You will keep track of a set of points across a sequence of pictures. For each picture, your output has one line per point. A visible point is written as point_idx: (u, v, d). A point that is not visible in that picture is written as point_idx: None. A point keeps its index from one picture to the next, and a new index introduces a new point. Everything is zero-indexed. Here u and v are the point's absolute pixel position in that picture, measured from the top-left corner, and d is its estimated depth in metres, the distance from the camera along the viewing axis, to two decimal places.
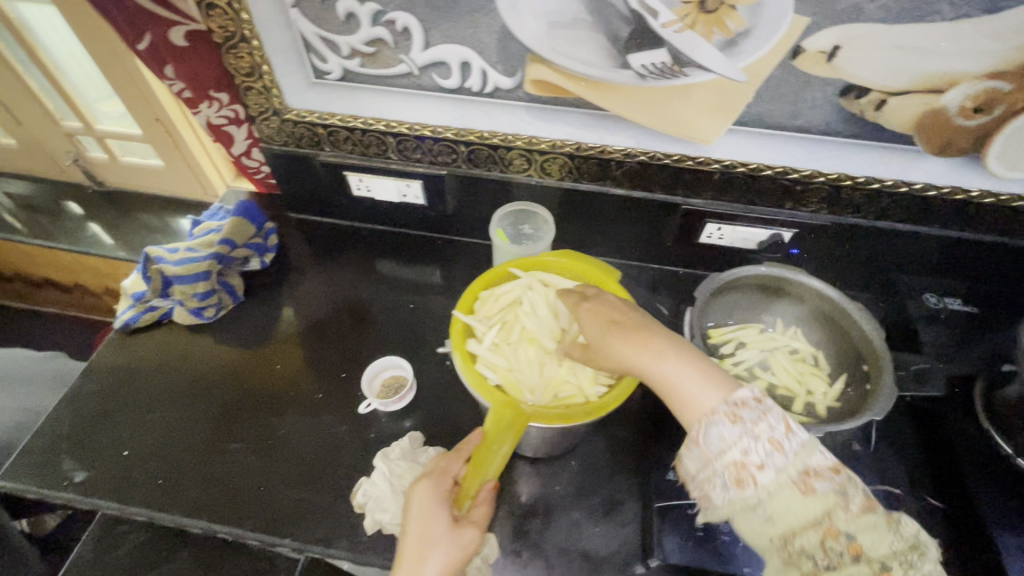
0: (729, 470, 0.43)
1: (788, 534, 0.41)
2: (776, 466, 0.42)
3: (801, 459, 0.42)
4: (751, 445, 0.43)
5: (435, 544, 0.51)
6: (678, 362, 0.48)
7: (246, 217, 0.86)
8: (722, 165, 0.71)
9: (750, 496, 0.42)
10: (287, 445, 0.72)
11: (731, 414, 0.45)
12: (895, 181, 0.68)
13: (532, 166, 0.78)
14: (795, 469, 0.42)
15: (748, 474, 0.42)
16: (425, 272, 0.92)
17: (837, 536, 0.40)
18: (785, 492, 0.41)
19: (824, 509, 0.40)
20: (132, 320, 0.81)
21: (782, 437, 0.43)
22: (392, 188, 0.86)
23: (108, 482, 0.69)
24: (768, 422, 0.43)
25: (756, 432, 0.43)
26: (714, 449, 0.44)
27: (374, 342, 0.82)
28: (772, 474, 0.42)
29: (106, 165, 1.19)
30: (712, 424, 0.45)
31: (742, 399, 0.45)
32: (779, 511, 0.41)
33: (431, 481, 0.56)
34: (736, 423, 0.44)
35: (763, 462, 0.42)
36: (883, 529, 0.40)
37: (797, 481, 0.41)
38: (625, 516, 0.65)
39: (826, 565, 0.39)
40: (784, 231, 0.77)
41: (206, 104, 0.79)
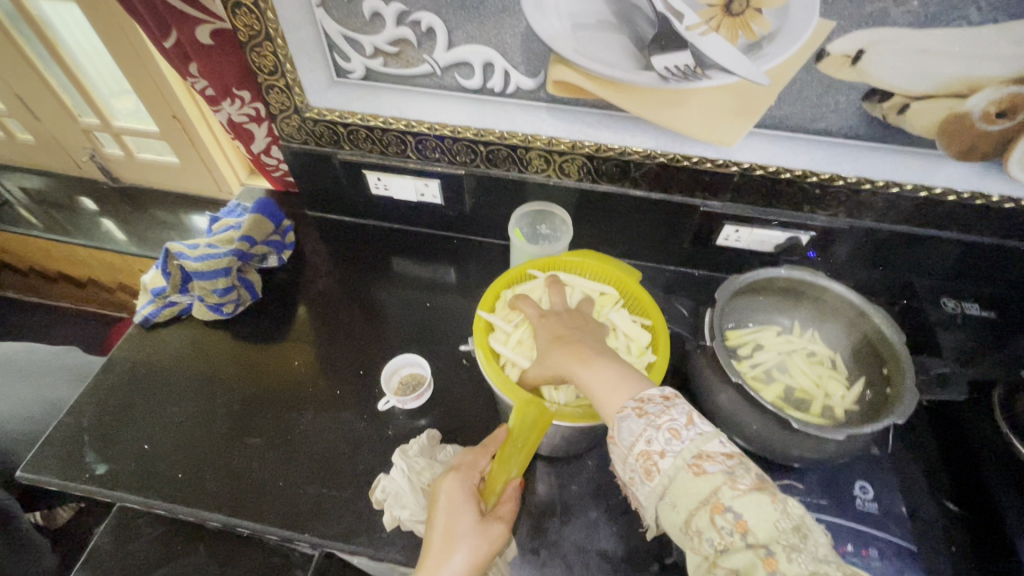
0: (639, 462, 0.45)
1: (688, 518, 0.42)
2: (675, 451, 0.44)
3: (697, 445, 0.44)
4: (654, 435, 0.45)
5: (461, 538, 0.52)
6: (601, 372, 0.53)
7: (265, 214, 0.86)
8: (741, 167, 0.71)
9: (657, 485, 0.44)
10: (306, 441, 0.72)
11: (638, 409, 0.48)
12: (915, 185, 0.68)
13: (551, 166, 0.78)
14: (689, 454, 0.43)
15: (653, 463, 0.44)
16: (441, 271, 0.92)
17: (724, 514, 0.40)
18: (681, 476, 0.43)
19: (711, 488, 0.41)
20: (152, 314, 0.82)
21: (681, 426, 0.45)
22: (410, 187, 0.86)
23: (129, 475, 0.69)
24: (668, 414, 0.46)
25: (657, 423, 0.46)
26: (625, 445, 0.47)
27: (390, 340, 0.83)
28: (670, 460, 0.44)
29: (122, 161, 1.20)
30: (621, 420, 0.48)
31: (650, 396, 0.49)
32: (679, 497, 0.43)
33: (459, 475, 0.56)
34: (642, 417, 0.47)
35: (663, 449, 0.44)
36: (768, 507, 0.40)
37: (692, 465, 0.43)
38: (642, 516, 0.65)
39: (722, 547, 0.40)
40: (802, 234, 0.77)
41: (228, 101, 0.79)
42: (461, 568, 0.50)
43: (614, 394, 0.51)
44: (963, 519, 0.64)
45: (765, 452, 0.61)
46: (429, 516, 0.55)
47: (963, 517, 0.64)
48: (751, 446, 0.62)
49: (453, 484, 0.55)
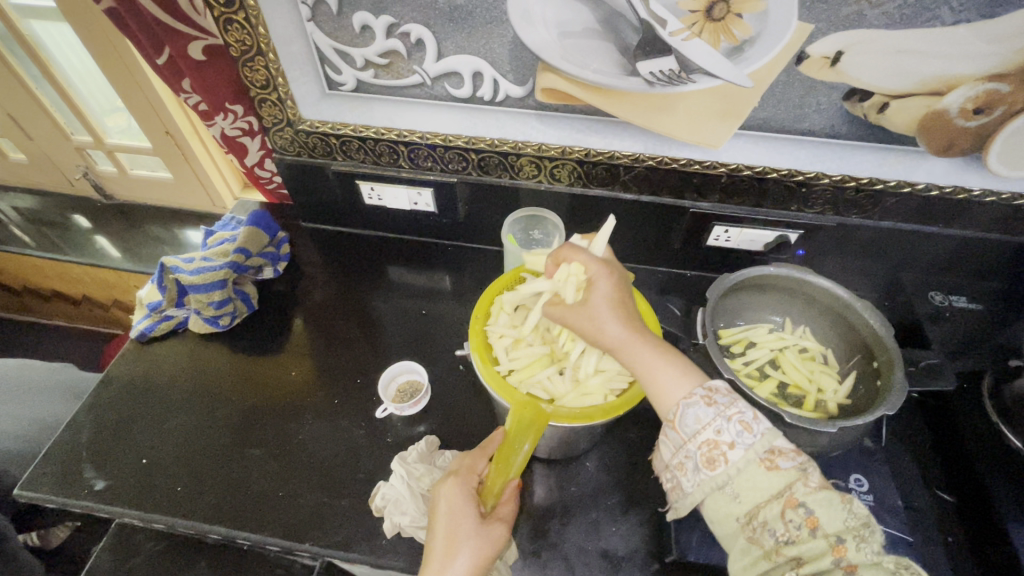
0: (702, 450, 0.47)
1: (753, 510, 0.45)
2: (746, 445, 0.46)
3: (768, 440, 0.46)
4: (724, 426, 0.47)
5: (464, 541, 0.52)
6: (664, 359, 0.52)
7: (260, 226, 0.87)
8: (728, 168, 0.72)
9: (718, 475, 0.46)
10: (305, 450, 0.72)
11: (706, 398, 0.48)
12: (899, 182, 0.70)
13: (542, 171, 0.79)
14: (761, 448, 0.46)
15: (720, 453, 0.46)
16: (436, 278, 0.93)
17: (795, 508, 0.44)
18: (751, 469, 0.45)
19: (785, 483, 0.45)
20: (148, 329, 0.82)
21: (751, 420, 0.47)
22: (403, 196, 0.87)
23: (129, 489, 0.69)
24: (739, 407, 0.47)
25: (728, 414, 0.47)
26: (687, 432, 0.48)
27: (386, 348, 0.83)
28: (741, 452, 0.46)
29: (116, 178, 1.21)
30: (689, 406, 0.48)
31: (715, 387, 0.50)
32: (745, 489, 0.45)
33: (458, 479, 0.57)
34: (711, 406, 0.48)
35: (733, 440, 0.46)
36: (838, 505, 0.44)
37: (763, 459, 0.46)
38: (642, 516, 0.65)
39: (786, 538, 0.44)
40: (789, 232, 0.78)
41: (221, 116, 0.80)
42: (465, 571, 0.51)
43: (678, 383, 0.50)
44: (957, 509, 0.65)
45: None
46: (429, 521, 0.55)
47: (956, 506, 0.65)
48: None
49: (454, 485, 0.56)
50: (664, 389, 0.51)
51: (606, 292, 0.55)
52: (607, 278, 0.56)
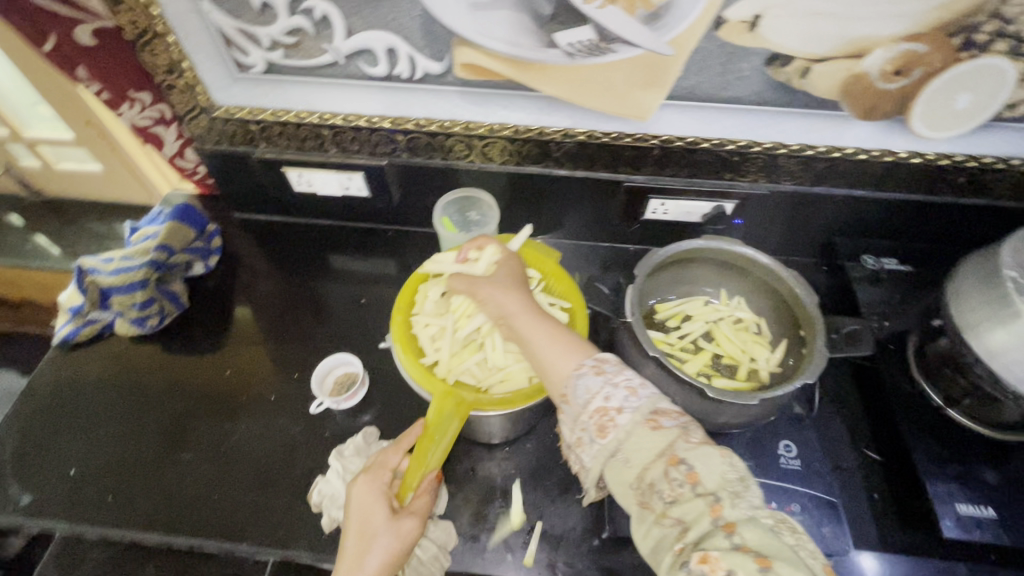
0: (594, 419, 0.46)
1: (641, 472, 0.43)
2: (633, 407, 0.45)
3: (653, 401, 0.45)
4: (612, 391, 0.46)
5: (376, 537, 0.52)
6: (556, 332, 0.53)
7: (185, 220, 0.82)
8: (659, 139, 0.71)
9: (610, 442, 0.45)
10: (241, 450, 0.71)
11: (596, 368, 0.49)
12: (828, 147, 0.69)
13: (473, 151, 0.76)
14: (646, 410, 0.45)
15: (609, 419, 0.45)
16: (377, 266, 0.90)
17: (678, 465, 0.42)
18: (637, 430, 0.44)
19: (667, 441, 0.43)
20: (71, 335, 0.79)
21: (637, 385, 0.47)
22: (334, 181, 0.83)
23: (56, 502, 0.68)
24: (625, 373, 0.48)
25: (615, 381, 0.47)
26: (580, 402, 0.48)
27: (327, 340, 0.82)
28: (628, 415, 0.45)
29: (43, 173, 1.12)
30: (579, 376, 0.49)
31: (605, 358, 0.50)
32: (633, 452, 0.44)
33: (370, 477, 0.56)
34: (600, 375, 0.48)
35: (621, 405, 0.45)
36: (716, 459, 0.41)
37: (648, 420, 0.45)
38: (581, 493, 0.66)
39: (671, 499, 0.41)
40: (726, 203, 0.77)
41: (126, 105, 0.74)
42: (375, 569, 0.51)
43: (567, 357, 0.51)
44: (884, 466, 0.67)
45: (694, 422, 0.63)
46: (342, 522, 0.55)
47: (882, 464, 0.67)
48: None
49: (364, 480, 0.56)
50: (563, 356, 0.51)
51: (516, 270, 0.60)
52: (516, 258, 0.61)
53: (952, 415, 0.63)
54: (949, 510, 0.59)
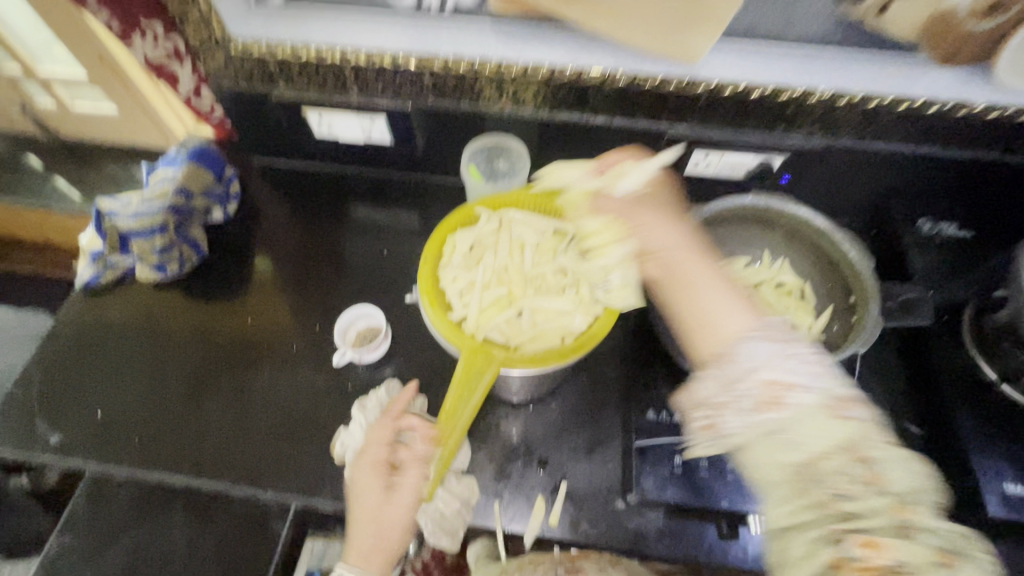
0: (764, 390, 0.43)
1: (814, 458, 0.41)
2: (819, 391, 0.43)
3: (831, 388, 0.43)
4: (792, 364, 0.44)
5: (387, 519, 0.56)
6: (716, 279, 0.49)
7: (203, 162, 0.79)
8: (708, 86, 0.64)
9: (778, 418, 0.42)
10: (264, 399, 0.71)
11: (767, 334, 0.45)
12: (895, 98, 0.62)
13: (505, 95, 0.70)
14: (830, 396, 0.43)
15: (781, 394, 0.43)
16: (400, 217, 0.87)
17: (863, 462, 0.40)
18: (817, 416, 0.42)
19: (850, 435, 0.41)
20: (92, 279, 0.78)
21: (812, 363, 0.44)
22: (355, 124, 0.78)
23: (85, 442, 0.69)
24: (801, 347, 0.45)
25: (790, 353, 0.44)
26: (742, 368, 0.44)
27: (349, 291, 0.80)
28: (811, 397, 0.42)
29: (58, 114, 1.08)
30: (746, 337, 0.45)
31: (776, 325, 0.46)
32: (806, 436, 0.42)
33: (367, 459, 0.58)
34: (773, 340, 0.45)
35: (804, 383, 0.43)
36: (909, 466, 0.41)
37: (830, 407, 0.42)
38: (607, 454, 0.65)
39: (842, 493, 0.40)
40: (774, 156, 0.71)
41: (138, 37, 0.67)
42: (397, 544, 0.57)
43: (736, 310, 0.47)
44: (925, 440, 0.65)
45: None
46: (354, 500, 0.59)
47: (924, 438, 0.65)
48: None
49: (359, 461, 0.59)
50: (732, 311, 0.48)
51: (672, 201, 0.56)
52: (664, 189, 0.56)
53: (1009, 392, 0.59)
54: (995, 488, 0.57)
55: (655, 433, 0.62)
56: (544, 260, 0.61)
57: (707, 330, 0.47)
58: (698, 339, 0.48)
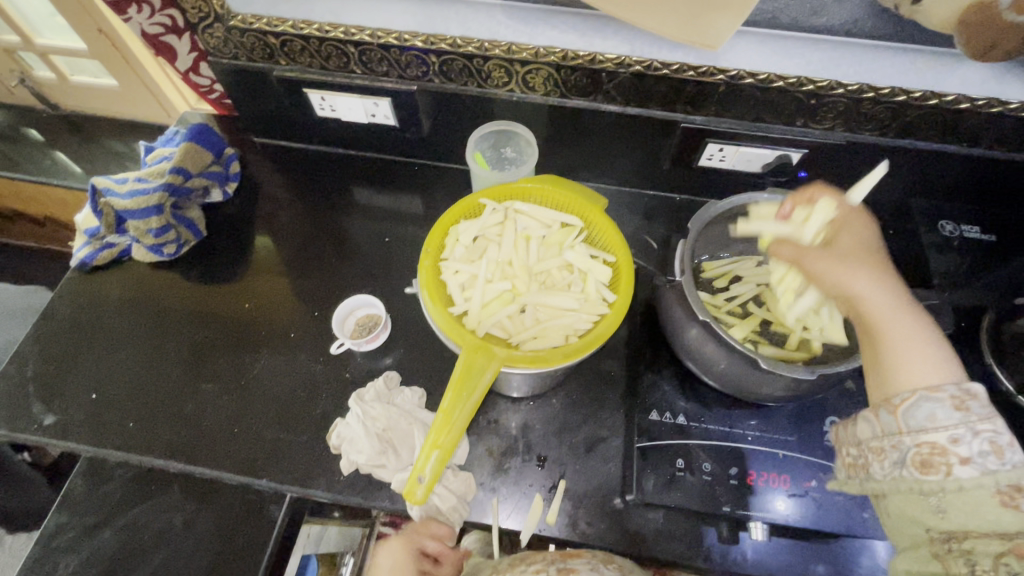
0: (919, 451, 0.42)
1: (960, 531, 0.40)
2: (983, 467, 0.40)
3: (1019, 475, 0.39)
4: (965, 437, 0.40)
5: None
6: (907, 333, 0.46)
7: (200, 141, 0.77)
8: (727, 75, 0.62)
9: (926, 481, 0.41)
10: (260, 385, 0.70)
11: (956, 399, 0.42)
12: (924, 93, 0.59)
13: (514, 79, 0.68)
14: (1008, 480, 0.39)
15: (941, 460, 0.41)
16: (403, 201, 0.85)
17: (1020, 557, 0.37)
18: (983, 495, 0.39)
19: (1021, 527, 0.38)
20: (89, 258, 0.76)
21: (1005, 444, 0.40)
22: (359, 107, 0.76)
23: (79, 423, 0.68)
24: (993, 423, 0.40)
25: (978, 428, 0.40)
26: (906, 425, 0.43)
27: (349, 278, 0.78)
28: (974, 472, 0.40)
29: (57, 86, 1.06)
30: (926, 399, 0.42)
31: (972, 391, 0.42)
32: (956, 508, 0.40)
33: (403, 540, 0.62)
34: (958, 409, 0.41)
35: (969, 457, 0.40)
36: None
37: (1003, 492, 0.39)
38: (607, 452, 0.64)
39: (985, 574, 0.38)
40: (792, 151, 0.68)
41: (134, 9, 0.67)
42: None
43: (922, 367, 0.44)
44: None
45: (737, 391, 0.59)
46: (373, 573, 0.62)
47: None
48: (717, 383, 0.60)
49: (402, 545, 0.61)
50: (933, 351, 0.45)
51: (856, 241, 0.53)
52: (858, 229, 0.54)
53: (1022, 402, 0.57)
54: None
55: (658, 433, 0.60)
56: (555, 257, 0.59)
57: (906, 370, 0.45)
58: (883, 378, 0.46)
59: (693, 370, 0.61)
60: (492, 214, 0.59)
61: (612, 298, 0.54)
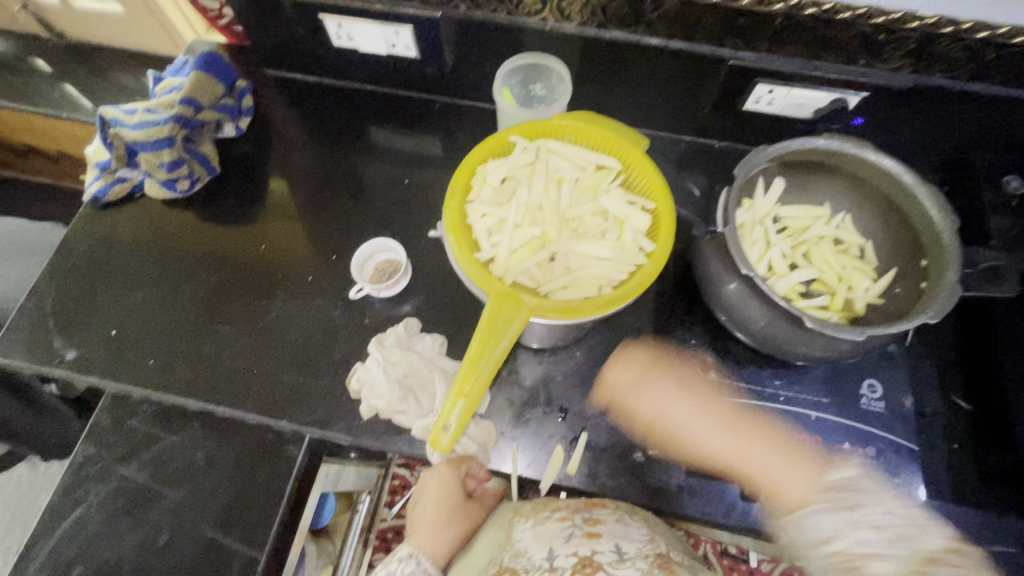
0: (836, 560, 0.52)
1: None
2: (894, 556, 0.51)
3: (922, 549, 0.52)
4: (867, 538, 0.52)
5: (452, 513, 0.70)
6: (772, 463, 0.57)
7: (211, 72, 0.73)
8: (788, 5, 0.54)
9: None
10: (278, 327, 0.69)
11: (836, 505, 0.54)
12: (1012, 29, 0.52)
13: (547, 5, 0.61)
14: (916, 556, 0.51)
15: (859, 561, 0.51)
16: (423, 142, 0.81)
17: None
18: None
19: None
20: (101, 193, 0.74)
21: (891, 519, 0.53)
22: (378, 36, 0.70)
23: (101, 359, 0.68)
24: (877, 511, 0.53)
25: (871, 526, 0.53)
26: (816, 541, 0.53)
27: (367, 221, 0.75)
28: (892, 562, 0.51)
29: (60, 12, 1.00)
30: (818, 514, 0.54)
31: (839, 479, 0.56)
32: None
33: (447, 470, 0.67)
34: (838, 513, 0.54)
35: (880, 552, 0.51)
36: None
37: (919, 564, 0.51)
38: (630, 408, 0.63)
39: None
40: (850, 95, 0.63)
41: None
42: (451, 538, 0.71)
43: (800, 481, 0.56)
44: (972, 416, 0.61)
45: (773, 349, 0.56)
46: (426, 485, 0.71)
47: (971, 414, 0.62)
48: (750, 338, 0.57)
49: (446, 474, 0.67)
50: (804, 464, 0.57)
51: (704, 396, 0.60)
52: (660, 374, 0.62)
53: None
54: None
55: None
56: (589, 203, 0.55)
57: (784, 495, 0.55)
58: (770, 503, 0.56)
59: (725, 324, 0.58)
60: (521, 153, 0.55)
61: (651, 249, 0.51)
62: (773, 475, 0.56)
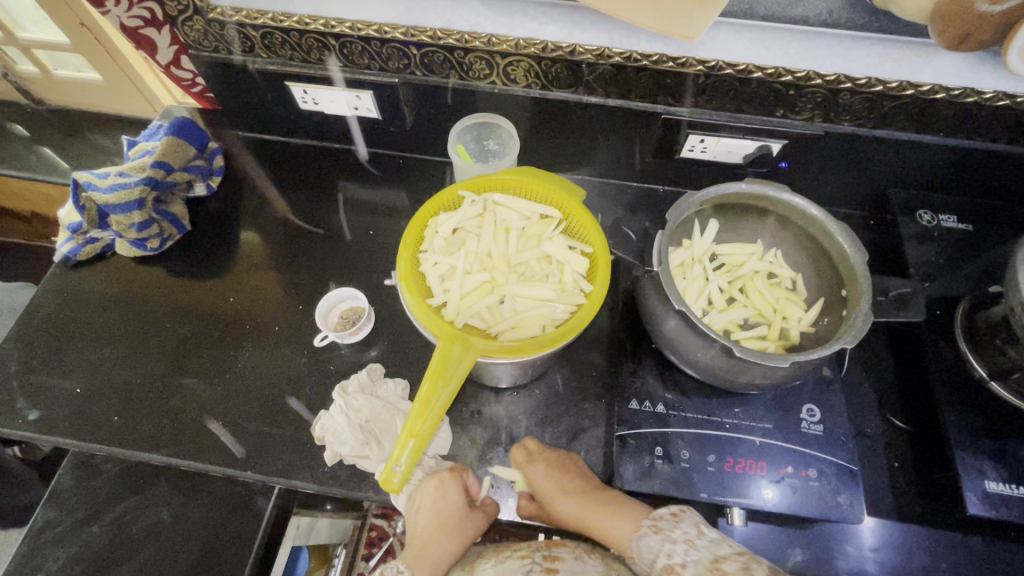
0: None
1: None
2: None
3: None
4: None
5: (449, 532, 0.60)
6: (611, 510, 0.58)
7: (183, 137, 0.77)
8: (706, 66, 0.61)
9: None
10: (245, 377, 0.70)
11: (653, 527, 0.56)
12: (900, 83, 0.59)
13: (495, 71, 0.67)
14: None
15: None
16: (388, 194, 0.85)
17: None
18: None
19: None
20: (72, 253, 0.76)
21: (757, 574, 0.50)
22: (341, 100, 0.76)
23: (64, 419, 0.68)
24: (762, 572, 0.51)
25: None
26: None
27: (334, 271, 0.78)
28: None
29: (40, 81, 1.04)
30: (639, 540, 0.56)
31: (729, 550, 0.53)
32: None
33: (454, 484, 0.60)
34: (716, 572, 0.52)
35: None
36: None
37: None
38: (589, 442, 0.65)
39: None
40: (773, 142, 0.69)
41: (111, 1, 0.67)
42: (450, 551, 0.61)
43: (619, 522, 0.57)
44: (909, 435, 0.65)
45: (717, 381, 0.59)
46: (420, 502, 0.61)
47: (910, 434, 0.65)
48: (695, 371, 0.60)
49: (450, 484, 0.60)
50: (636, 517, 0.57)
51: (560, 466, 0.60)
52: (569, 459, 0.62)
53: (995, 388, 0.59)
54: (977, 487, 0.56)
55: (638, 422, 0.61)
56: (533, 249, 0.59)
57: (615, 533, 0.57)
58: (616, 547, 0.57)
59: (672, 360, 0.61)
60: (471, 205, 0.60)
61: (589, 289, 0.55)
62: (600, 517, 0.58)
